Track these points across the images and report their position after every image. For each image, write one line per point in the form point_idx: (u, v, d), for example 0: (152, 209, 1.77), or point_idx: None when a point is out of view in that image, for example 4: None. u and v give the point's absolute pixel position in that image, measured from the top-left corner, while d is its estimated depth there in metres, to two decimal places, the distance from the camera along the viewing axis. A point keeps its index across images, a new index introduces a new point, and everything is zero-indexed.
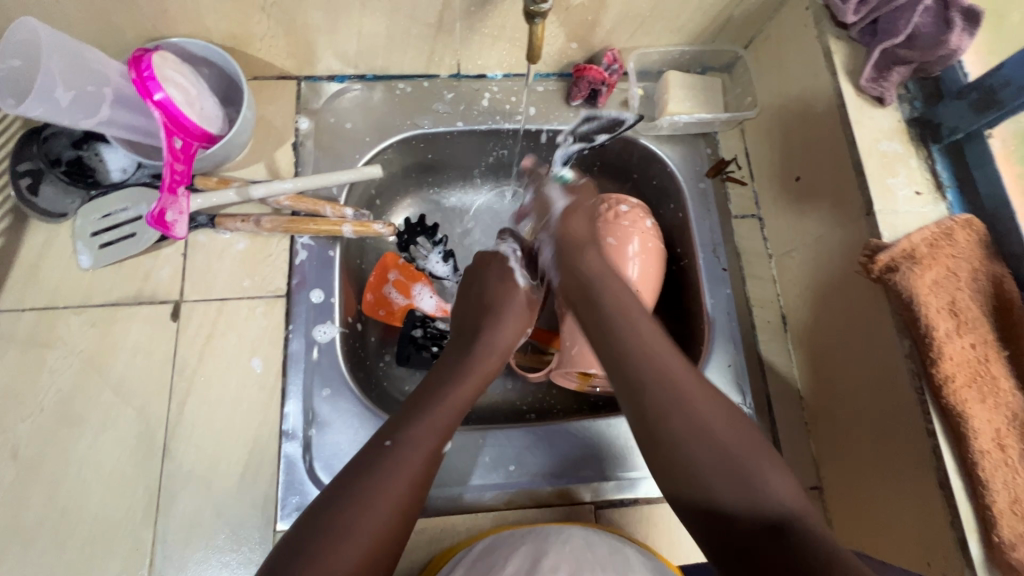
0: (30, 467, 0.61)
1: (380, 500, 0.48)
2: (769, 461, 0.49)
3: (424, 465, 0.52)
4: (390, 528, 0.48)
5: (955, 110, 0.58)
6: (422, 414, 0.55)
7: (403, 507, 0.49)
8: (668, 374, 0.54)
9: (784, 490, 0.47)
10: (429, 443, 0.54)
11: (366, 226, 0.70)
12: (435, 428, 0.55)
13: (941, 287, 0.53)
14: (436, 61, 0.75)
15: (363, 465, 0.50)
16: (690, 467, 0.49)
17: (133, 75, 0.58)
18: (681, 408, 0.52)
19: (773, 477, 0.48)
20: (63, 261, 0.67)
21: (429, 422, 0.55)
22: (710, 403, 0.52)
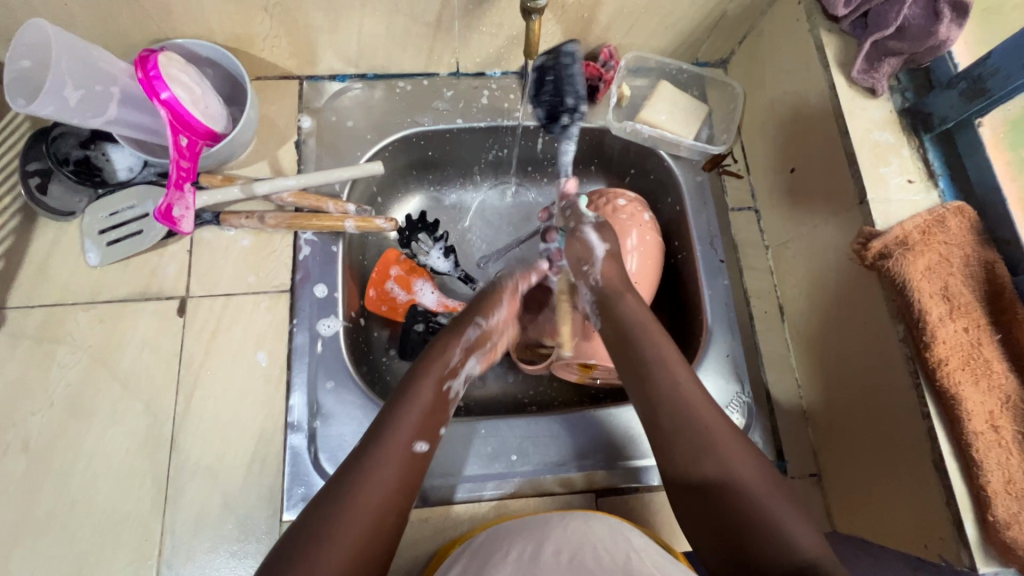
0: (41, 460, 0.62)
1: (366, 500, 0.48)
2: (790, 509, 0.49)
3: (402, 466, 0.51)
4: (376, 529, 0.47)
5: (944, 99, 0.59)
6: (396, 436, 0.53)
7: (388, 510, 0.49)
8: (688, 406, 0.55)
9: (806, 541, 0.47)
10: (405, 448, 0.52)
11: (368, 222, 0.72)
12: (408, 432, 0.53)
13: (933, 273, 0.54)
14: (436, 59, 0.76)
15: (354, 476, 0.49)
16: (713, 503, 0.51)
17: (139, 74, 0.60)
18: (702, 443, 0.53)
19: (799, 528, 0.48)
20: (71, 258, 0.68)
21: (404, 441, 0.53)
22: (738, 441, 0.53)
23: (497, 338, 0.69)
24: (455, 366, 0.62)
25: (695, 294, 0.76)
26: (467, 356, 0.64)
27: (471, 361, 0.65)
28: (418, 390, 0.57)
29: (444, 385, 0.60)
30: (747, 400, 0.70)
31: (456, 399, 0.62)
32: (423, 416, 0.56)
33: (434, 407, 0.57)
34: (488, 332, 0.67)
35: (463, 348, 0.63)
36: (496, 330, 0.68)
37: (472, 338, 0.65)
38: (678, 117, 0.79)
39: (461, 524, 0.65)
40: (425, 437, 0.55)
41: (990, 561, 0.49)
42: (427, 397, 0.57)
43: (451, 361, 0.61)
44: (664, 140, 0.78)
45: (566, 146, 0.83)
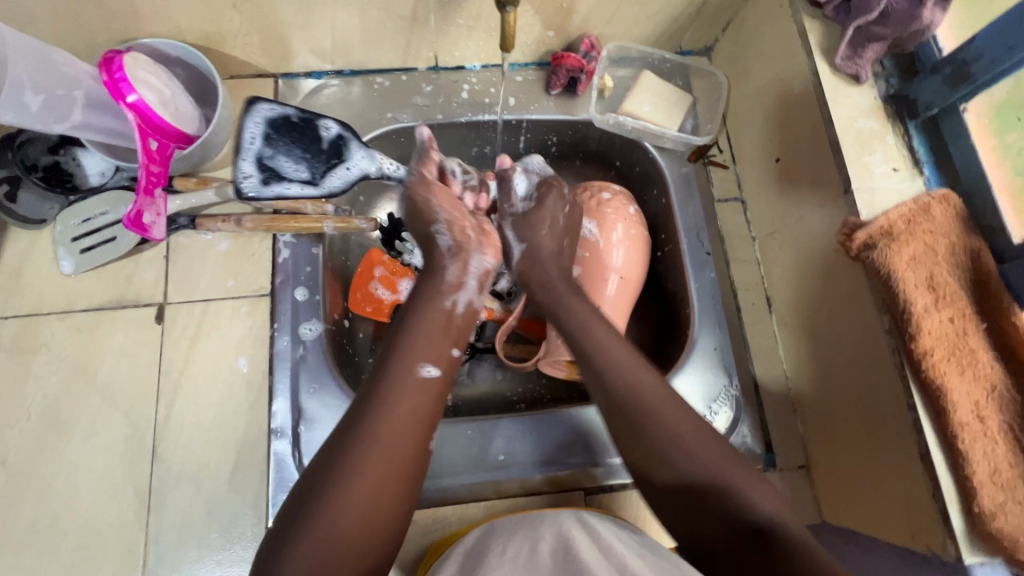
0: (20, 473, 0.61)
1: (372, 472, 0.47)
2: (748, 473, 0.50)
3: (414, 417, 0.50)
4: (383, 495, 0.47)
5: (928, 85, 0.59)
6: (402, 366, 0.53)
7: (401, 464, 0.48)
8: (635, 389, 0.55)
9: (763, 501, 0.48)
10: (413, 396, 0.51)
11: (348, 222, 0.70)
12: (415, 375, 0.52)
13: (918, 263, 0.53)
14: (413, 54, 0.75)
15: (351, 439, 0.48)
16: (681, 486, 0.50)
17: (104, 77, 0.58)
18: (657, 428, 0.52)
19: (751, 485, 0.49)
20: (45, 267, 0.67)
21: (409, 367, 0.53)
22: (682, 414, 0.53)
23: (472, 223, 0.65)
24: (453, 278, 0.61)
25: (682, 288, 0.76)
26: (466, 268, 0.62)
27: (477, 271, 0.62)
28: (421, 312, 0.58)
29: (444, 303, 0.59)
30: (735, 394, 0.70)
31: (472, 309, 0.60)
32: (437, 336, 0.56)
33: (447, 327, 0.58)
34: (453, 224, 0.64)
35: (455, 258, 0.62)
36: (458, 219, 0.64)
37: (449, 246, 0.63)
38: (661, 108, 0.78)
39: (450, 521, 0.65)
40: (432, 360, 0.54)
41: (976, 552, 0.49)
42: (430, 319, 0.57)
43: (449, 276, 0.61)
44: (646, 131, 0.77)
45: (549, 139, 0.82)
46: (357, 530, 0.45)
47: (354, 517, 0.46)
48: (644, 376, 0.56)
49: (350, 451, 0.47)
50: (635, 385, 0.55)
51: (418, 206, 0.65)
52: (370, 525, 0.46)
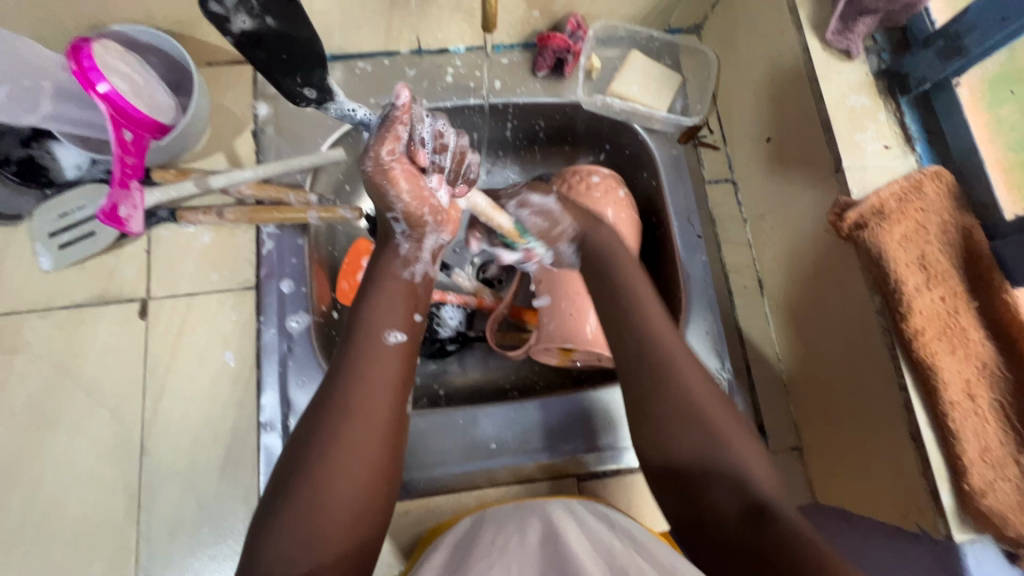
0: (7, 473, 0.60)
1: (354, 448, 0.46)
2: (753, 449, 0.49)
3: (386, 389, 0.49)
4: (362, 473, 0.46)
5: (921, 59, 0.57)
6: (368, 336, 0.51)
7: (379, 439, 0.47)
8: (679, 375, 0.51)
9: (766, 480, 0.47)
10: (384, 363, 0.50)
11: (332, 211, 0.69)
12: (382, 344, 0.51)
13: (909, 242, 0.52)
14: (395, 37, 0.73)
15: (321, 428, 0.47)
16: (689, 485, 0.48)
17: (73, 65, 0.56)
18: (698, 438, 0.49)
19: (762, 468, 0.47)
20: (23, 264, 0.65)
21: (377, 336, 0.51)
22: (732, 420, 0.50)
23: (433, 202, 0.56)
24: (408, 253, 0.57)
25: (673, 272, 0.75)
26: (420, 243, 0.58)
27: (430, 241, 0.59)
28: (379, 283, 0.55)
29: (403, 276, 0.55)
30: (728, 377, 0.69)
31: (428, 278, 0.58)
32: (399, 304, 0.54)
33: (407, 297, 0.55)
34: (410, 215, 0.55)
35: (412, 239, 0.57)
36: (417, 203, 0.54)
37: (405, 231, 0.57)
38: (650, 88, 0.76)
39: (442, 509, 0.65)
40: (399, 327, 0.53)
41: (964, 529, 0.49)
42: (391, 286, 0.55)
43: (404, 252, 0.56)
44: (636, 113, 0.76)
45: (536, 123, 0.80)
46: (340, 508, 0.45)
47: (336, 496, 0.45)
48: (693, 371, 0.52)
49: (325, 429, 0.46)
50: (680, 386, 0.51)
51: (376, 189, 0.53)
52: (355, 502, 0.45)
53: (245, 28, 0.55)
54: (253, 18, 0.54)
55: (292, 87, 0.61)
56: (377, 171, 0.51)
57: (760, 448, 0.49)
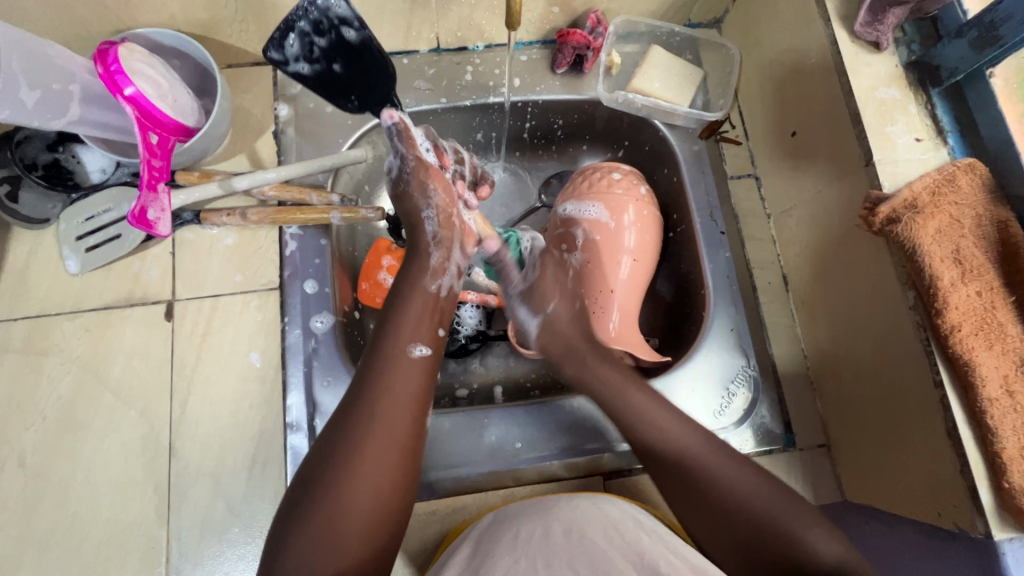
0: (39, 474, 0.61)
1: (375, 455, 0.47)
2: (805, 517, 0.49)
3: (407, 398, 0.51)
4: (384, 473, 0.47)
5: (953, 49, 0.56)
6: (393, 347, 0.53)
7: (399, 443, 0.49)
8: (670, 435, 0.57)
9: (825, 548, 0.47)
10: (408, 373, 0.52)
11: (354, 212, 0.69)
12: (406, 355, 0.53)
13: (943, 236, 0.51)
14: (415, 36, 0.72)
15: (342, 435, 0.48)
16: (709, 507, 0.52)
17: (100, 70, 0.56)
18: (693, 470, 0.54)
19: (812, 531, 0.48)
20: (51, 267, 0.66)
21: (402, 348, 0.54)
22: (719, 452, 0.55)
23: (458, 214, 0.65)
24: (437, 264, 0.61)
25: (696, 269, 0.74)
26: (448, 252, 0.63)
27: (455, 252, 0.64)
28: (406, 292, 0.58)
29: (429, 287, 0.59)
30: (753, 373, 0.69)
31: (454, 293, 0.62)
32: (424, 317, 0.57)
33: (429, 309, 0.58)
34: (445, 213, 0.64)
35: (440, 246, 0.63)
36: (450, 205, 0.65)
37: (436, 233, 0.63)
38: (671, 84, 0.75)
39: (470, 508, 0.65)
40: (423, 340, 0.55)
41: (1005, 528, 0.48)
42: (417, 298, 0.58)
43: (430, 262, 0.61)
44: (658, 108, 0.75)
45: (556, 122, 0.80)
46: (361, 509, 0.46)
47: (358, 498, 0.46)
48: (661, 412, 0.58)
49: (348, 433, 0.48)
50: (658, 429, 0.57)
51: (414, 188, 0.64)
52: (377, 501, 0.47)
53: (303, 72, 0.62)
54: (311, 63, 0.61)
55: (354, 109, 0.66)
56: (433, 180, 0.65)
57: (812, 512, 0.50)
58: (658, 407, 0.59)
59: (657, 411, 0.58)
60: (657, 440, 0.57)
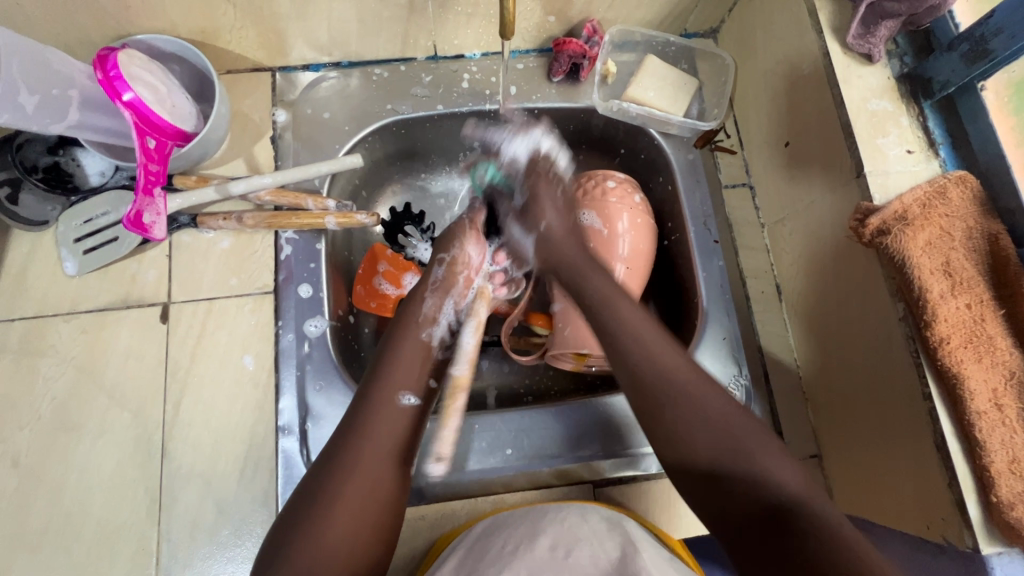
0: (32, 475, 0.61)
1: (350, 502, 0.50)
2: (770, 445, 0.50)
3: (391, 444, 0.54)
4: (366, 507, 0.50)
5: (945, 62, 0.56)
6: (380, 391, 0.57)
7: (386, 487, 0.52)
8: (689, 392, 0.54)
9: (786, 476, 0.48)
10: (391, 419, 0.55)
11: (349, 217, 0.69)
12: (392, 401, 0.56)
13: (932, 248, 0.51)
14: (412, 44, 0.73)
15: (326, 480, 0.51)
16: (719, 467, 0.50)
17: (99, 75, 0.57)
18: (680, 403, 0.53)
19: (774, 463, 0.49)
20: (49, 269, 0.67)
21: (391, 394, 0.57)
22: (707, 387, 0.54)
23: (470, 272, 0.69)
24: (430, 312, 0.64)
25: (689, 277, 0.75)
26: (442, 300, 0.66)
27: (450, 303, 0.67)
28: (399, 341, 0.61)
29: (422, 335, 0.63)
30: (746, 383, 0.69)
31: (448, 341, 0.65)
32: (414, 365, 0.60)
33: (418, 359, 0.61)
34: (456, 263, 0.68)
35: (435, 292, 0.66)
36: (463, 262, 0.68)
37: (439, 278, 0.67)
38: (666, 93, 0.76)
39: (459, 514, 0.65)
40: (412, 390, 0.58)
41: (992, 541, 0.48)
42: (408, 346, 0.61)
43: (424, 310, 0.64)
44: (652, 117, 0.75)
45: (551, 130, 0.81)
46: (344, 544, 0.48)
47: (343, 534, 0.49)
48: (666, 351, 0.57)
49: (339, 476, 0.51)
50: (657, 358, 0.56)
51: (446, 240, 0.69)
52: (359, 539, 0.49)
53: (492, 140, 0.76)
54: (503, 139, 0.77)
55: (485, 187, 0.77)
56: (461, 233, 0.70)
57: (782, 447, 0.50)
58: (678, 356, 0.57)
59: (667, 354, 0.56)
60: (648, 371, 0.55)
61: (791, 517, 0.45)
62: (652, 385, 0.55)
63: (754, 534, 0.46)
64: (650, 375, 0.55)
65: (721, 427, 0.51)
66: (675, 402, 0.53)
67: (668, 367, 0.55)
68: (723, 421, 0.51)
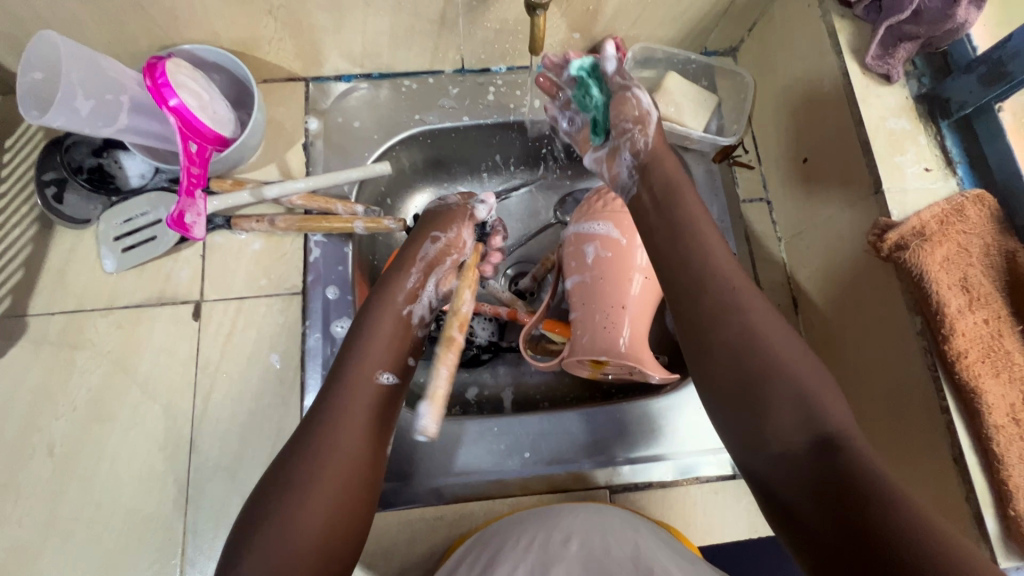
0: (66, 462, 0.63)
1: (334, 478, 0.48)
2: (822, 378, 0.48)
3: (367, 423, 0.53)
4: (349, 492, 0.49)
5: (961, 83, 0.58)
6: (358, 371, 0.56)
7: (360, 464, 0.50)
8: (736, 306, 0.51)
9: (839, 412, 0.46)
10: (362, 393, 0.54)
11: (378, 222, 0.72)
12: (370, 380, 0.56)
13: (951, 264, 0.53)
14: (441, 57, 0.76)
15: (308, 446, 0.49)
16: (757, 384, 0.48)
17: (148, 82, 0.60)
18: (733, 317, 0.50)
19: (831, 398, 0.47)
20: (88, 265, 0.69)
21: (368, 376, 0.56)
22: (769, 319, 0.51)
23: (459, 256, 0.69)
24: (413, 289, 0.64)
25: None
26: (425, 278, 0.65)
27: (432, 282, 0.66)
28: (379, 311, 0.61)
29: (402, 310, 0.62)
30: None
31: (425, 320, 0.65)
32: (390, 341, 0.60)
33: (396, 333, 0.61)
34: (447, 247, 0.68)
35: (421, 268, 0.65)
36: (455, 245, 0.68)
37: (429, 254, 0.66)
38: (686, 108, 0.78)
39: (477, 514, 0.64)
40: (390, 369, 0.58)
41: (1010, 555, 0.49)
42: (386, 321, 0.61)
43: (408, 284, 0.64)
44: (674, 132, 0.77)
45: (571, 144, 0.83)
46: (320, 530, 0.46)
47: (320, 518, 0.46)
48: (733, 269, 0.53)
49: (320, 455, 0.49)
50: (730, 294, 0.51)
51: (442, 215, 0.70)
52: (340, 521, 0.47)
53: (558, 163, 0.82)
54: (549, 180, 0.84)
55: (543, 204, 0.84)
56: (455, 215, 0.70)
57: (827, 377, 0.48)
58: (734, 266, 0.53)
59: (730, 269, 0.53)
60: (711, 274, 0.52)
61: (834, 447, 0.43)
62: (710, 300, 0.51)
63: (792, 469, 0.44)
64: (713, 311, 0.51)
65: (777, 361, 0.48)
66: (729, 313, 0.51)
67: (728, 278, 0.52)
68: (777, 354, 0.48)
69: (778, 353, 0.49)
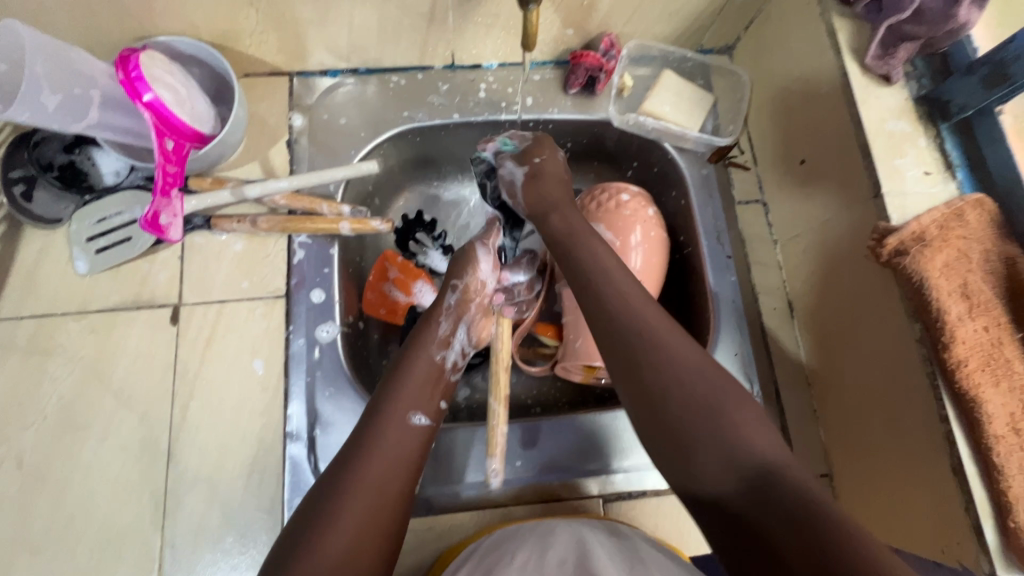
0: (36, 474, 0.61)
1: (361, 505, 0.47)
2: (748, 408, 0.47)
3: (401, 460, 0.51)
4: (378, 515, 0.47)
5: (962, 85, 0.56)
6: (391, 413, 0.54)
7: (392, 503, 0.49)
8: (653, 341, 0.51)
9: (766, 443, 0.45)
10: (400, 440, 0.53)
11: (364, 223, 0.70)
12: (403, 422, 0.54)
13: (951, 270, 0.51)
14: (430, 52, 0.73)
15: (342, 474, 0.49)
16: (688, 423, 0.47)
17: (121, 75, 0.57)
18: (652, 352, 0.51)
19: (752, 431, 0.46)
20: (59, 268, 0.66)
21: (401, 416, 0.54)
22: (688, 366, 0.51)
23: (481, 299, 0.67)
24: (444, 335, 0.63)
25: (702, 291, 0.75)
26: (456, 325, 0.65)
27: (463, 328, 0.65)
28: (411, 358, 0.60)
29: (436, 356, 0.61)
30: (757, 400, 0.69)
31: (458, 366, 0.63)
32: (425, 389, 0.58)
33: (429, 377, 0.59)
34: (467, 295, 0.66)
35: (449, 316, 0.64)
36: (478, 290, 0.67)
37: (452, 305, 0.65)
38: (683, 108, 0.77)
39: (467, 526, 0.63)
40: (423, 411, 0.56)
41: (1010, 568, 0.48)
42: (419, 365, 0.60)
43: (440, 332, 0.63)
44: (667, 130, 0.76)
45: (564, 143, 0.81)
46: (346, 554, 0.44)
47: (346, 544, 0.44)
48: (649, 308, 0.54)
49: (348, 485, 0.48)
50: (651, 332, 0.52)
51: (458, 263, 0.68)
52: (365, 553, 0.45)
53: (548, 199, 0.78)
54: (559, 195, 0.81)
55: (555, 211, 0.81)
56: (468, 262, 0.68)
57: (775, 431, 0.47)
58: (650, 305, 0.55)
59: (647, 308, 0.54)
60: (618, 306, 0.54)
61: (769, 484, 0.42)
62: (625, 346, 0.52)
63: (719, 509, 0.44)
64: (635, 342, 0.52)
65: (695, 401, 0.48)
66: (650, 351, 0.51)
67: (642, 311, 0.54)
68: (702, 396, 0.48)
69: (691, 384, 0.49)
